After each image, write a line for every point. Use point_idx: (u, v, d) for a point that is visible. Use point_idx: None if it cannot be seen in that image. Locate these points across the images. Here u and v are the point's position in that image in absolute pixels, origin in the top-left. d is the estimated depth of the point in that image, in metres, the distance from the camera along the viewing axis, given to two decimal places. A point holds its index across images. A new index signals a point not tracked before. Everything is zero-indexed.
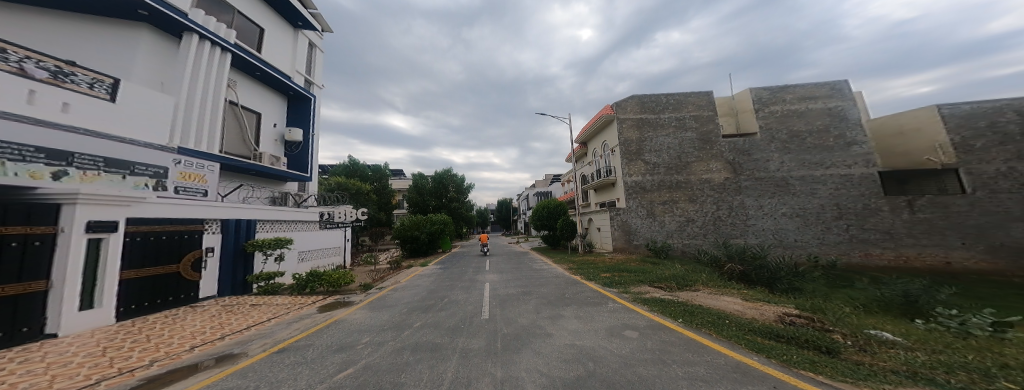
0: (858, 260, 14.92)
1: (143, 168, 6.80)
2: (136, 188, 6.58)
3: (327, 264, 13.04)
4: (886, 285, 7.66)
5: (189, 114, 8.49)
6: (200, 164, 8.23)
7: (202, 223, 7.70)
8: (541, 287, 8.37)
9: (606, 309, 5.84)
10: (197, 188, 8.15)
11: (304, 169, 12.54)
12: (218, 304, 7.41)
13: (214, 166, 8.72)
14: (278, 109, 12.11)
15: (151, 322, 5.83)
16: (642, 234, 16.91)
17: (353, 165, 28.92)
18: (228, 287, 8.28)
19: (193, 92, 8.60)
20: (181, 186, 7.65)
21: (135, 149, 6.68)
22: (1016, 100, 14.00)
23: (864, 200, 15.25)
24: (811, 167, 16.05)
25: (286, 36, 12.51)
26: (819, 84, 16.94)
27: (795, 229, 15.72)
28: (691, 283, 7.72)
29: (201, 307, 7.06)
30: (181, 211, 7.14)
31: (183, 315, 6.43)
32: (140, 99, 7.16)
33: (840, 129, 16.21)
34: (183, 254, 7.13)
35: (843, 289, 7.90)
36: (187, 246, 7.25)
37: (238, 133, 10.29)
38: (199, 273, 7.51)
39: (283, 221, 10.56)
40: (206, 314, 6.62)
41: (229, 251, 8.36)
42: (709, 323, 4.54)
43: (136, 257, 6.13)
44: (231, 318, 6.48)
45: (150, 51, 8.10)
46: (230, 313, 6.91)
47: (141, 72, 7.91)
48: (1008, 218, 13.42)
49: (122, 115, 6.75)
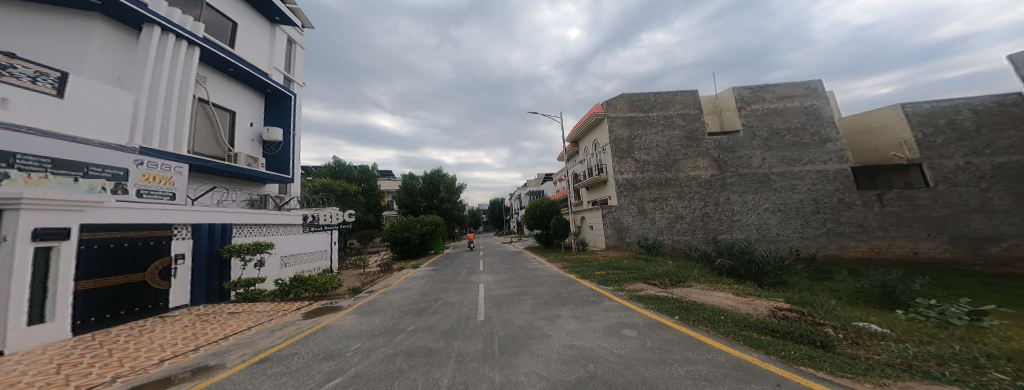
0: (835, 252, 15.67)
1: (98, 170, 6.21)
2: (92, 192, 6.01)
3: (313, 269, 12.53)
4: (867, 276, 8.06)
5: (153, 111, 7.87)
6: (166, 165, 7.68)
7: (169, 229, 7.16)
8: (536, 287, 8.31)
9: (603, 308, 5.82)
10: (164, 191, 7.56)
11: (284, 170, 11.95)
12: (191, 313, 6.93)
13: (182, 167, 8.16)
14: (254, 106, 11.45)
15: (114, 335, 5.37)
16: (633, 231, 17.19)
17: (339, 166, 28.00)
18: (203, 295, 7.75)
19: (157, 88, 8.00)
20: (145, 189, 7.06)
21: (90, 150, 6.11)
22: (970, 99, 15.03)
23: (839, 194, 16.01)
24: (790, 163, 16.72)
25: (262, 30, 11.83)
26: (797, 84, 17.65)
27: (777, 223, 16.36)
28: (685, 279, 7.79)
29: (172, 317, 6.57)
30: (147, 216, 6.61)
31: (151, 326, 5.96)
32: (94, 95, 6.56)
33: (816, 126, 16.94)
34: (150, 261, 6.61)
35: (828, 282, 8.24)
36: (154, 253, 6.73)
37: (210, 132, 9.67)
38: (168, 281, 6.99)
39: (263, 224, 10.04)
40: (178, 324, 6.16)
41: (203, 258, 7.82)
42: (706, 320, 4.57)
43: (94, 266, 5.60)
44: (205, 328, 6.06)
45: (105, 42, 7.43)
46: (205, 322, 6.46)
47: (95, 65, 7.25)
48: (965, 209, 14.46)
49: (73, 112, 6.16)
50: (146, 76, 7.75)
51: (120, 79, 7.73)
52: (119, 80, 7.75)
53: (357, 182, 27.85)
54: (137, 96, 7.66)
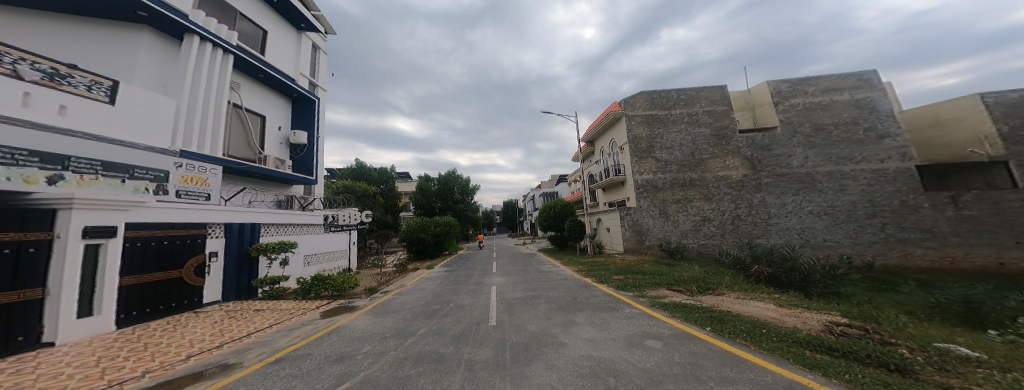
0: (896, 262, 13.84)
1: (142, 172, 6.65)
2: (136, 193, 6.44)
3: (333, 268, 12.87)
4: (940, 289, 6.91)
5: (192, 117, 8.39)
6: (202, 167, 8.07)
7: (205, 227, 7.47)
8: (550, 290, 7.92)
9: (623, 316, 5.33)
10: (200, 192, 7.99)
11: (309, 172, 12.41)
12: (222, 309, 7.19)
13: (215, 169, 8.66)
14: (282, 111, 12.05)
15: (152, 329, 5.56)
16: (654, 234, 16.25)
17: (360, 168, 29.07)
18: (232, 292, 8.07)
19: (195, 94, 8.54)
20: (183, 190, 7.51)
21: (135, 153, 6.56)
22: None
23: (900, 196, 14.21)
24: (838, 162, 15.13)
25: (289, 38, 12.53)
26: (845, 75, 16.05)
27: (823, 228, 14.77)
28: (715, 286, 7.05)
29: (205, 313, 6.82)
30: (182, 215, 6.92)
31: (184, 321, 6.18)
32: (140, 102, 7.07)
33: (870, 121, 15.24)
34: (186, 259, 6.93)
35: (888, 293, 7.19)
36: (190, 251, 7.04)
37: (243, 136, 10.23)
38: (202, 278, 7.30)
39: (287, 224, 10.43)
40: (208, 320, 6.37)
41: (233, 256, 8.15)
42: (744, 333, 4.01)
43: (136, 262, 5.90)
44: (232, 325, 6.21)
45: (151, 53, 8.07)
46: (233, 319, 6.65)
47: (143, 75, 7.87)
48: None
49: (121, 118, 6.65)
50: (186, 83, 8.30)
51: (164, 87, 8.29)
52: (164, 88, 8.31)
53: (377, 184, 28.78)
54: (178, 102, 8.20)
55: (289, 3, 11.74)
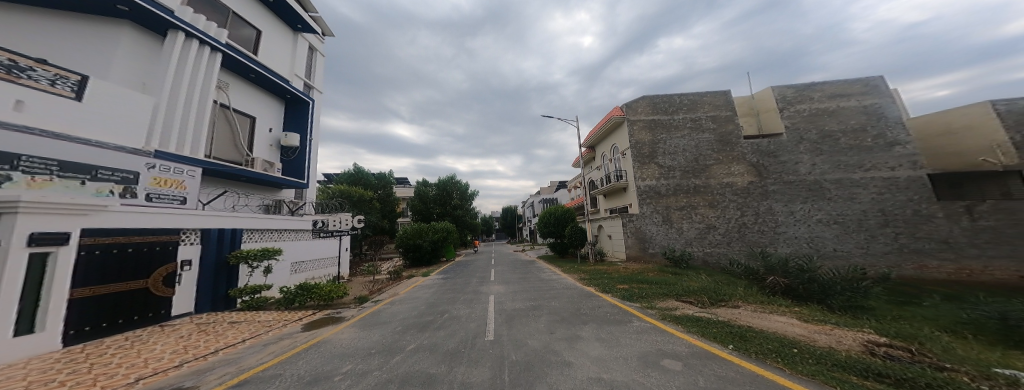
0: (911, 273, 13.39)
1: (107, 174, 6.21)
2: (98, 195, 5.96)
3: (322, 275, 12.38)
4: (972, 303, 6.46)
5: (172, 115, 7.95)
6: (178, 169, 7.68)
7: (177, 233, 7.00)
8: (552, 300, 7.45)
9: (632, 330, 4.86)
10: (174, 195, 7.55)
11: (301, 175, 11.95)
12: (191, 322, 6.65)
13: (195, 170, 8.22)
14: (274, 113, 11.69)
15: (104, 347, 5.03)
16: (658, 242, 15.81)
17: (357, 172, 28.62)
18: (207, 303, 7.54)
19: (176, 92, 8.12)
20: (154, 193, 7.03)
21: (101, 152, 6.15)
22: None
23: (913, 205, 13.88)
24: (847, 170, 14.86)
25: (284, 39, 12.26)
26: (851, 81, 15.93)
27: (834, 237, 14.39)
28: (728, 298, 6.60)
29: (172, 327, 6.28)
30: (152, 220, 6.44)
31: (146, 337, 5.65)
32: (113, 98, 6.66)
33: (878, 128, 15.06)
34: (154, 267, 6.41)
35: (918, 307, 6.73)
36: (160, 258, 6.54)
37: (229, 137, 9.84)
38: (171, 288, 6.78)
39: (273, 230, 9.98)
40: (173, 335, 5.83)
41: (210, 264, 7.67)
42: (773, 352, 3.58)
43: (93, 272, 5.40)
44: (199, 340, 5.69)
45: (131, 50, 7.76)
46: (202, 333, 6.13)
47: (120, 73, 7.52)
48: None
49: (90, 115, 6.21)
50: (166, 80, 7.90)
51: (143, 85, 7.95)
52: (143, 85, 7.98)
53: (374, 188, 28.48)
54: (157, 100, 7.79)
55: (286, 3, 11.54)
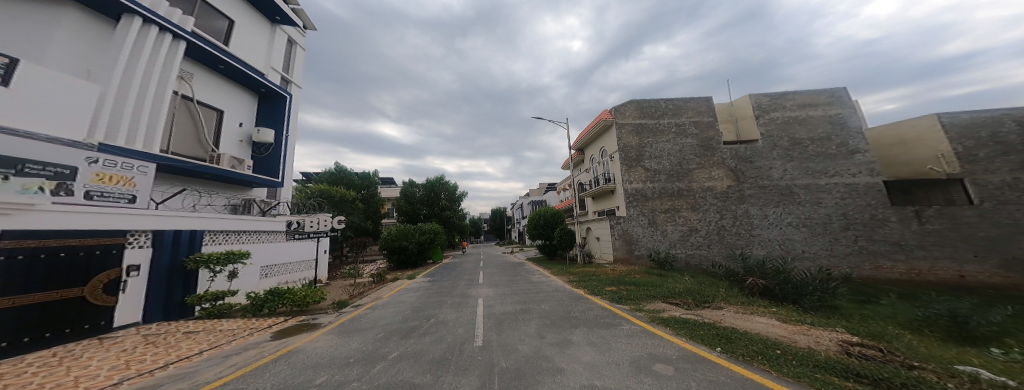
0: (869, 273, 14.49)
1: (38, 168, 5.24)
2: (25, 193, 4.96)
3: (297, 279, 11.76)
4: (927, 302, 7.01)
5: (123, 106, 7.17)
6: (127, 163, 6.64)
7: (123, 236, 6.32)
8: (541, 303, 7.42)
9: (623, 334, 4.90)
10: (123, 193, 6.51)
11: (274, 174, 11.21)
12: (137, 334, 6.07)
13: (147, 166, 7.13)
14: (244, 107, 10.91)
15: (25, 364, 4.47)
16: (643, 244, 16.21)
17: (339, 171, 27.46)
18: (159, 312, 6.90)
19: (128, 81, 7.33)
20: (96, 190, 6.03)
21: (34, 144, 5.22)
22: (1016, 110, 14.01)
23: (871, 210, 15.03)
24: (815, 175, 15.87)
25: (260, 31, 11.50)
26: (820, 92, 17.02)
27: (802, 239, 15.33)
28: (711, 299, 6.82)
29: (113, 339, 5.70)
30: (93, 221, 5.77)
31: (78, 352, 5.13)
32: (48, 85, 5.92)
33: (842, 137, 16.19)
34: (92, 273, 5.75)
35: (881, 306, 7.26)
36: (101, 263, 5.88)
37: (191, 131, 9.06)
38: (114, 296, 6.12)
39: (240, 231, 9.34)
40: (113, 349, 5.34)
41: (163, 269, 7.00)
42: (758, 354, 3.68)
43: (14, 281, 4.77)
44: (145, 353, 5.26)
45: (74, 32, 6.94)
46: (150, 345, 5.65)
47: (59, 57, 6.69)
48: (1016, 230, 13.19)
49: (17, 102, 5.46)
50: (116, 67, 7.12)
51: (87, 71, 7.12)
52: (87, 72, 7.16)
53: (357, 188, 27.49)
54: (103, 88, 7.00)
55: None
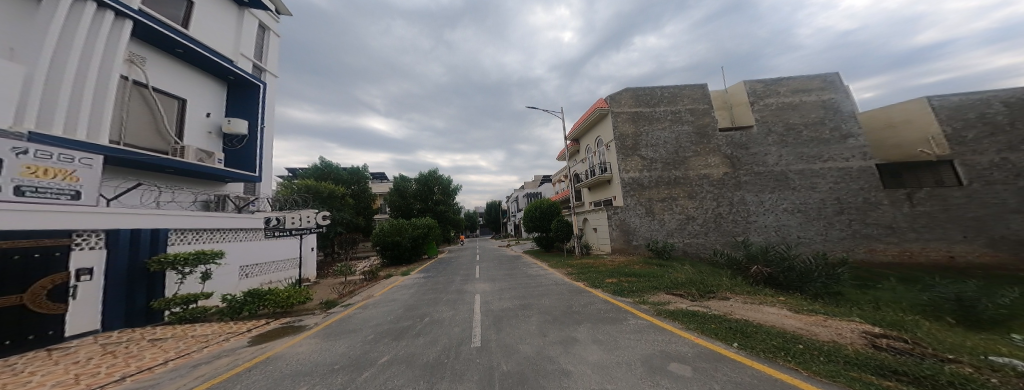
0: (862, 257, 14.75)
1: None
2: None
3: (280, 280, 11.25)
4: (935, 286, 7.01)
5: (56, 91, 6.33)
6: (67, 155, 5.81)
7: (67, 236, 5.62)
8: (542, 298, 7.09)
9: (629, 329, 4.61)
10: (60, 189, 5.71)
11: (250, 168, 10.44)
12: (95, 343, 5.48)
13: (94, 158, 6.28)
14: (212, 95, 10.06)
15: None
16: (641, 233, 16.11)
17: (326, 166, 26.39)
18: (120, 318, 6.30)
19: (63, 63, 6.48)
20: (26, 185, 5.23)
21: None
22: (1002, 91, 14.30)
23: (863, 194, 15.21)
24: (809, 161, 15.96)
25: (226, 12, 10.53)
26: (813, 77, 16.99)
27: (798, 225, 15.49)
28: (715, 289, 6.63)
29: (64, 350, 5.13)
30: (27, 220, 5.10)
31: (22, 367, 4.53)
32: None
33: (835, 121, 16.26)
34: (33, 279, 5.13)
35: (890, 292, 7.23)
36: (40, 267, 5.23)
37: (150, 122, 8.24)
38: (62, 303, 5.49)
39: (212, 229, 8.67)
40: (63, 362, 4.75)
41: (121, 273, 6.38)
42: (778, 349, 3.40)
43: None
44: (100, 365, 4.69)
45: None
46: (107, 356, 5.06)
47: None
48: (1002, 210, 13.59)
49: None
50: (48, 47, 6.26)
51: (9, 50, 6.15)
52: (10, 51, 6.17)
53: (346, 184, 26.57)
54: (30, 70, 6.12)
55: None
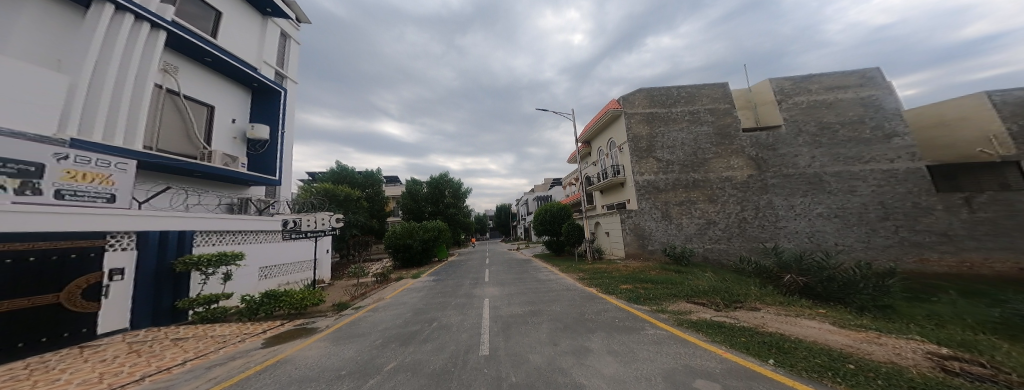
0: (912, 267, 13.39)
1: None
2: None
3: (296, 281, 11.52)
4: (1005, 301, 6.22)
5: (96, 99, 6.79)
6: (104, 160, 6.16)
7: (102, 238, 5.96)
8: (553, 304, 6.78)
9: (646, 341, 4.26)
10: (99, 192, 6.05)
11: (271, 171, 10.81)
12: (123, 342, 5.71)
13: (128, 163, 6.67)
14: (237, 102, 10.56)
15: None
16: (657, 238, 15.45)
17: (341, 170, 27.17)
18: (147, 317, 6.55)
19: (102, 72, 6.96)
20: (67, 189, 5.57)
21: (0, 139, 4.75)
22: None
23: (912, 198, 13.90)
24: (847, 163, 14.83)
25: (250, 23, 11.08)
26: (848, 73, 15.92)
27: (834, 231, 14.34)
28: (742, 299, 6.12)
29: (95, 348, 5.34)
30: (70, 221, 5.43)
31: (55, 363, 4.73)
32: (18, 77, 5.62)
33: (876, 120, 15.08)
34: (69, 278, 5.41)
35: (950, 306, 6.45)
36: (76, 268, 5.51)
37: (181, 128, 8.71)
38: (96, 302, 5.77)
39: (234, 231, 8.97)
40: (92, 360, 4.93)
41: (149, 273, 6.66)
42: (824, 369, 2.97)
43: None
44: (124, 364, 4.82)
45: (38, 21, 6.56)
46: (133, 355, 5.23)
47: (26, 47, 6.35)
48: None
49: None
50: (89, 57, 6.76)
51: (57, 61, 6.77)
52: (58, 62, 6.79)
53: (360, 187, 27.21)
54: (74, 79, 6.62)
55: None
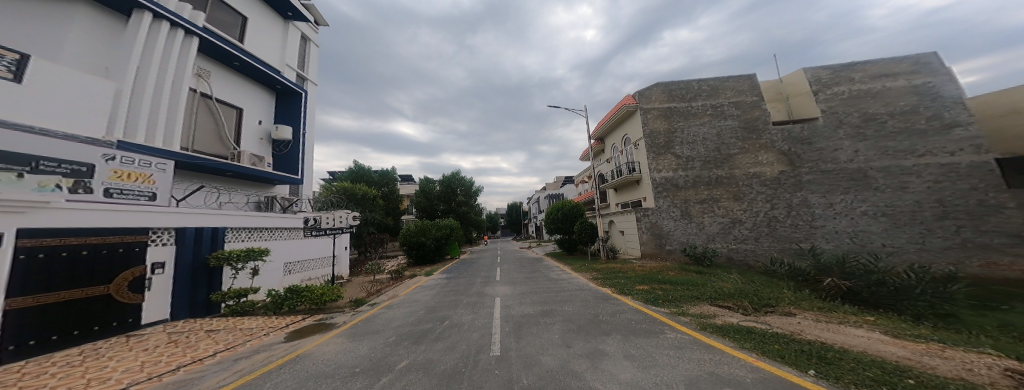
0: (977, 272, 11.93)
1: (52, 165, 5.21)
2: (41, 190, 4.99)
3: (317, 277, 11.96)
4: None
5: (138, 102, 7.32)
6: (146, 161, 6.60)
7: (144, 233, 6.35)
8: (565, 304, 6.57)
9: (667, 345, 3.97)
10: (141, 191, 6.51)
11: (294, 171, 11.28)
12: (163, 332, 6.08)
13: (167, 163, 7.14)
14: (263, 105, 11.10)
15: (48, 365, 4.44)
16: (676, 237, 14.76)
17: (359, 170, 28.04)
18: (185, 310, 6.96)
19: (143, 77, 7.49)
20: (114, 187, 6.03)
21: (50, 140, 5.19)
22: None
23: (976, 195, 12.43)
24: (897, 156, 13.53)
25: (273, 28, 11.62)
26: (900, 59, 14.52)
27: (881, 231, 13.07)
28: (773, 303, 5.65)
29: (139, 337, 5.72)
30: (115, 218, 5.85)
31: (104, 351, 5.08)
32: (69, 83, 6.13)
33: (933, 109, 13.64)
34: (116, 272, 5.79)
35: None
36: (123, 262, 5.91)
37: (213, 131, 9.25)
38: (140, 294, 6.15)
39: (261, 229, 9.41)
40: (135, 349, 5.26)
41: (187, 267, 7.08)
42: (877, 384, 2.59)
43: (34, 279, 4.75)
44: (162, 354, 5.10)
45: (88, 32, 7.18)
46: (171, 345, 5.54)
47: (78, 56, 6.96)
48: None
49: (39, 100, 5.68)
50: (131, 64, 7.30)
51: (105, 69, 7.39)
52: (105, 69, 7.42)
53: (377, 186, 27.98)
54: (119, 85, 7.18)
55: None
